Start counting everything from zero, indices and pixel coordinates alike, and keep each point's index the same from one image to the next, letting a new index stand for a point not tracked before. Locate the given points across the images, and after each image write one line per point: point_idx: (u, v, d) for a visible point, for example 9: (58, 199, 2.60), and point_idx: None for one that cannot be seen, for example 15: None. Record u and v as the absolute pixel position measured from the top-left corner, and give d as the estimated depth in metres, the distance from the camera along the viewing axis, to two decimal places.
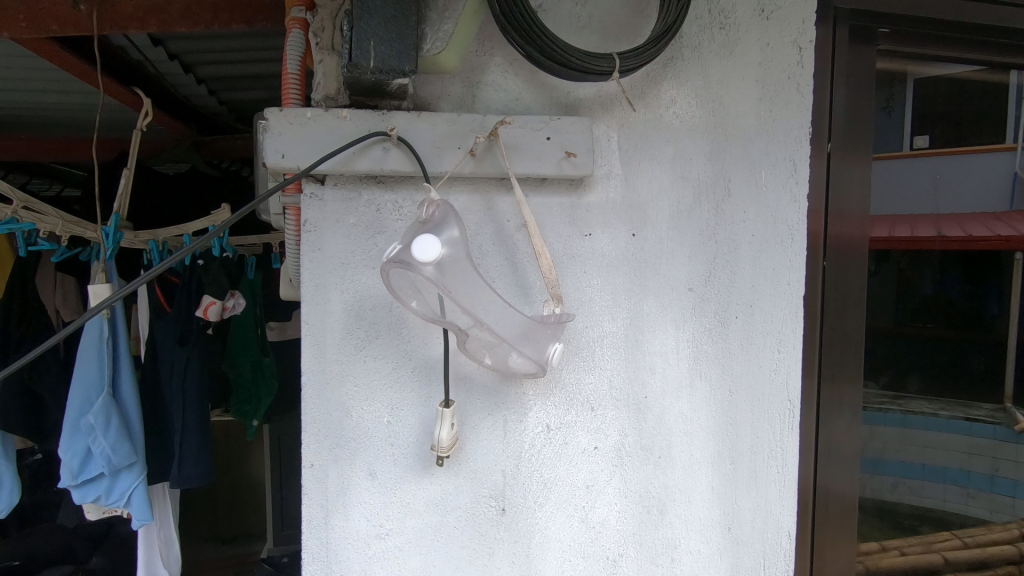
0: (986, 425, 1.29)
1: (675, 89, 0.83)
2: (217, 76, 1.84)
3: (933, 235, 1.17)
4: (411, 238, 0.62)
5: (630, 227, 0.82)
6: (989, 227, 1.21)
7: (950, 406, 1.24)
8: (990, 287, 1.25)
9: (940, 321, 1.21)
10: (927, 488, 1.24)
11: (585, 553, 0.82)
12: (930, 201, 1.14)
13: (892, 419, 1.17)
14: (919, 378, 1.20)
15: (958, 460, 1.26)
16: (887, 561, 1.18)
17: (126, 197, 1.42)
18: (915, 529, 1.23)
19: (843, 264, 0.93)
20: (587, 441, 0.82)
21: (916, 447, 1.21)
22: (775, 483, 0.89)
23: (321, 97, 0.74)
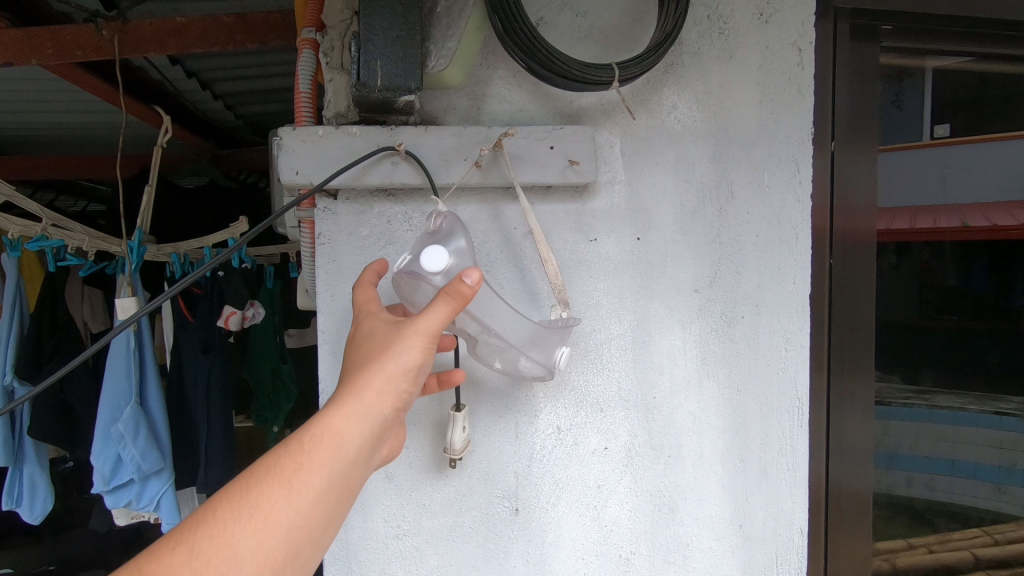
0: (1016, 419, 1.28)
1: (676, 95, 0.85)
2: (234, 91, 1.89)
3: (957, 227, 1.17)
4: (421, 248, 0.64)
5: (634, 231, 0.83)
6: (1014, 216, 1.21)
7: (978, 401, 1.24)
8: (1013, 278, 1.24)
9: (964, 313, 1.21)
10: (953, 484, 1.24)
11: (597, 551, 0.84)
12: (948, 192, 1.14)
13: (918, 414, 1.17)
14: (942, 372, 1.20)
15: (987, 455, 1.26)
16: (914, 559, 1.19)
17: (148, 212, 1.47)
18: (945, 527, 1.24)
19: (851, 259, 0.94)
20: (598, 442, 0.83)
21: (942, 442, 1.21)
22: (786, 479, 0.90)
23: (332, 114, 0.77)
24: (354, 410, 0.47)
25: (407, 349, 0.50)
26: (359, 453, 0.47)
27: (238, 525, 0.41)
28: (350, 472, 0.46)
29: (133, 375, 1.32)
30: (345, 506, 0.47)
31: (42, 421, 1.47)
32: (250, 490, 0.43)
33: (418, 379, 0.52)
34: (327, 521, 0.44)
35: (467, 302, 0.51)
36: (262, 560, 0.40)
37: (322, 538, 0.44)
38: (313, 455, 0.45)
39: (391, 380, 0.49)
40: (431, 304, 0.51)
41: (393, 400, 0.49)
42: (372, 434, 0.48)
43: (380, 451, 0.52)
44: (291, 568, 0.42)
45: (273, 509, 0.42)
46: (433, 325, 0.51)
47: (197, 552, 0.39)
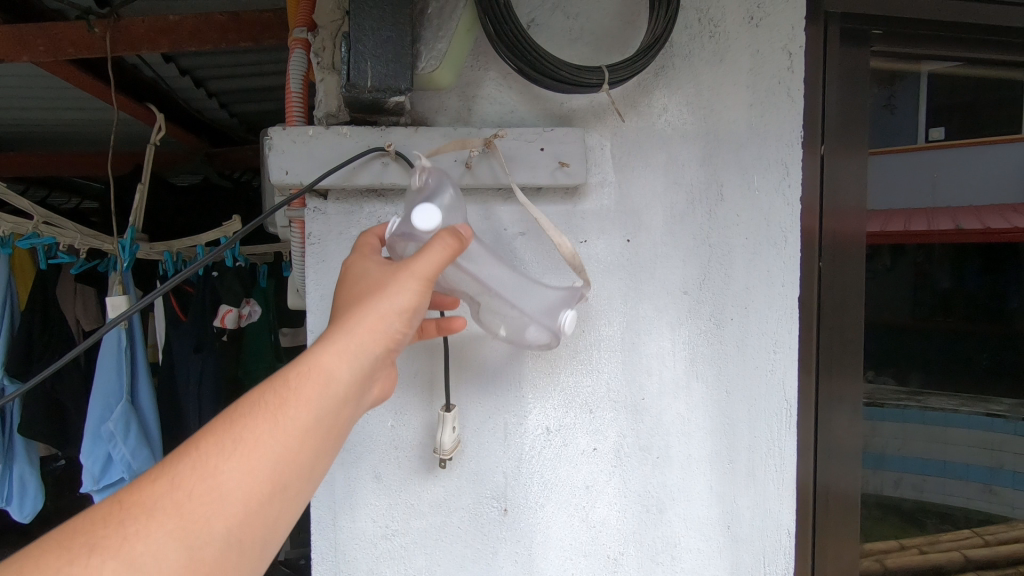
0: (1008, 421, 1.30)
1: (666, 97, 0.85)
2: (228, 90, 1.89)
3: (952, 228, 1.18)
4: (409, 208, 0.59)
5: (624, 233, 0.84)
6: (1007, 219, 1.22)
7: (971, 402, 1.25)
8: (1003, 278, 1.27)
9: (957, 314, 1.22)
10: (944, 485, 1.25)
11: (585, 552, 0.85)
12: (940, 195, 1.15)
13: (912, 415, 1.18)
14: (935, 374, 1.21)
15: (979, 456, 1.27)
16: (907, 560, 1.20)
17: (140, 210, 1.46)
18: (939, 528, 1.25)
19: (841, 261, 0.95)
20: (586, 443, 0.84)
21: (934, 444, 1.22)
22: (774, 480, 0.90)
23: (323, 114, 0.77)
24: (345, 347, 0.46)
25: (401, 288, 0.49)
26: (349, 390, 0.45)
27: (223, 456, 0.40)
28: (340, 409, 0.45)
29: (124, 373, 1.31)
30: (335, 444, 0.45)
31: (32, 420, 1.46)
32: (235, 424, 0.41)
33: (412, 322, 0.51)
34: (315, 458, 0.43)
35: (461, 249, 0.52)
36: (248, 491, 0.39)
37: (310, 475, 0.43)
38: (301, 390, 0.43)
39: (385, 320, 0.48)
40: (429, 246, 0.50)
41: (386, 340, 0.48)
42: (362, 372, 0.46)
43: (371, 392, 0.51)
44: (278, 502, 0.41)
45: (259, 441, 0.41)
46: (429, 267, 0.50)
47: (180, 482, 0.38)
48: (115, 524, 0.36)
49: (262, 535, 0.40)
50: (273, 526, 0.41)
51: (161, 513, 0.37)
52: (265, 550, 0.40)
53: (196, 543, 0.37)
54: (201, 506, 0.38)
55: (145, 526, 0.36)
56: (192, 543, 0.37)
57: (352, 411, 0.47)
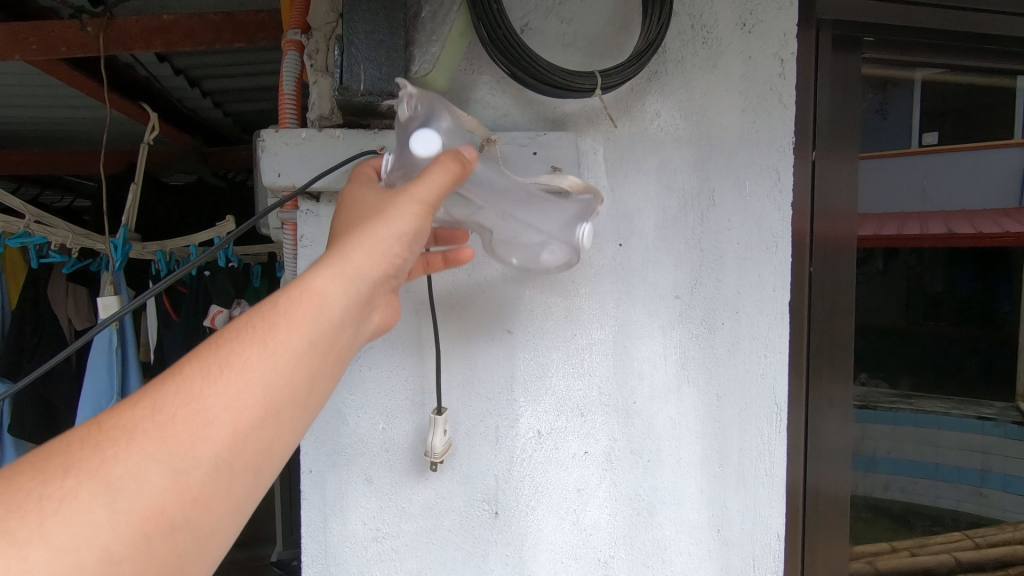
0: (1000, 425, 1.31)
1: (659, 103, 0.86)
2: (223, 89, 1.88)
3: (943, 233, 1.19)
4: (404, 147, 0.54)
5: (616, 237, 0.84)
6: (999, 224, 1.23)
7: (962, 406, 1.27)
8: (995, 283, 1.28)
9: (950, 319, 1.24)
10: (934, 489, 1.25)
11: (576, 554, 0.85)
12: (934, 200, 1.16)
13: (905, 418, 1.19)
14: (928, 376, 1.22)
15: (971, 459, 1.29)
16: (897, 562, 1.21)
17: (133, 210, 1.46)
18: (930, 530, 1.26)
19: (831, 266, 0.95)
20: (578, 446, 0.84)
21: (929, 446, 1.23)
22: (764, 485, 0.90)
23: (317, 116, 0.78)
24: (340, 270, 0.43)
25: (399, 211, 0.46)
26: (344, 316, 0.43)
27: (209, 378, 0.37)
28: (336, 335, 0.42)
29: (115, 374, 1.31)
30: (331, 373, 0.43)
31: (22, 420, 1.45)
32: (222, 348, 0.39)
33: (412, 250, 0.48)
34: (310, 386, 0.41)
35: (466, 172, 0.49)
36: (237, 414, 0.37)
37: (305, 403, 0.41)
38: (293, 314, 0.41)
39: (384, 243, 0.45)
40: (431, 167, 0.47)
41: (384, 265, 0.45)
42: (359, 298, 0.44)
43: (369, 321, 0.49)
44: (269, 429, 0.39)
45: (247, 365, 0.38)
46: (430, 190, 0.47)
47: (164, 404, 0.36)
48: (93, 446, 0.34)
49: (254, 462, 0.38)
50: (266, 454, 0.39)
51: (143, 434, 0.34)
52: (258, 477, 0.38)
53: (182, 466, 0.35)
54: (185, 428, 0.35)
55: (125, 448, 0.34)
56: (177, 466, 0.34)
57: (349, 340, 0.44)
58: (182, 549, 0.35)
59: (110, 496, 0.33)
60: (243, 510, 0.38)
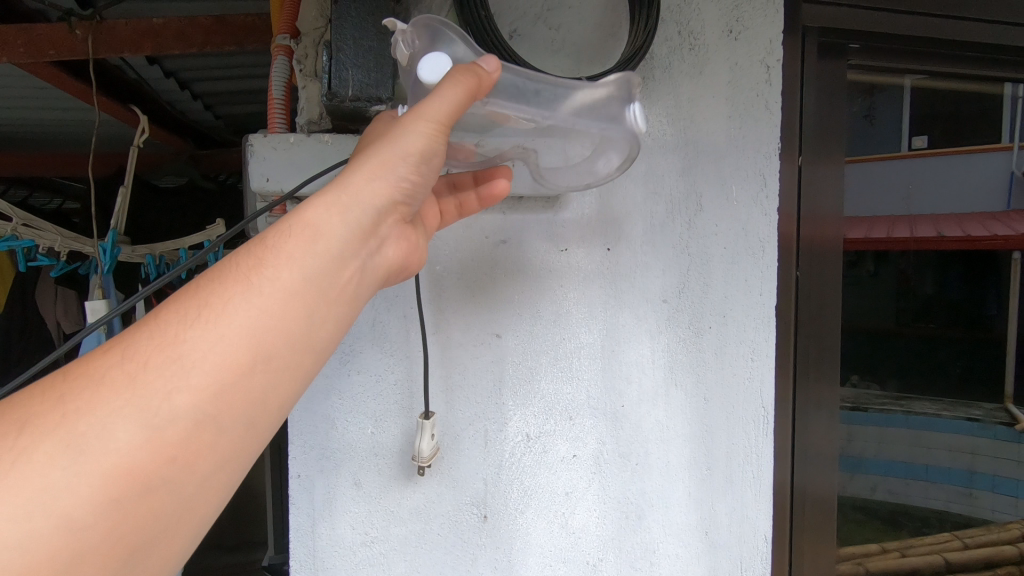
0: (989, 426, 1.33)
1: (646, 109, 0.86)
2: (214, 92, 1.88)
3: (934, 236, 1.20)
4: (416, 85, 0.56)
5: (605, 241, 0.85)
6: (987, 228, 1.24)
7: (951, 406, 1.28)
8: (987, 286, 1.28)
9: (940, 320, 1.25)
10: (922, 491, 1.27)
11: (565, 557, 0.85)
12: (923, 204, 1.18)
13: (896, 419, 1.21)
14: (918, 379, 1.23)
15: (962, 460, 1.29)
16: (888, 562, 1.23)
17: (122, 213, 1.45)
18: (920, 531, 1.28)
19: (817, 271, 0.96)
20: (566, 449, 0.85)
21: (920, 448, 1.25)
22: (751, 488, 0.91)
23: (305, 121, 0.78)
24: (333, 203, 0.45)
25: (406, 137, 0.47)
26: (337, 249, 0.45)
27: (185, 327, 0.38)
28: (326, 273, 0.44)
29: None
30: (322, 320, 0.44)
31: None
32: (206, 291, 0.40)
33: (415, 178, 0.50)
34: (296, 331, 0.42)
35: (482, 86, 0.48)
36: (216, 361, 0.38)
37: (294, 349, 0.42)
38: (274, 259, 0.42)
39: (388, 169, 0.48)
40: (443, 84, 0.47)
41: (380, 196, 0.47)
42: (352, 229, 0.46)
43: (377, 253, 0.50)
44: (259, 372, 0.40)
45: (225, 313, 0.39)
46: (444, 108, 0.47)
47: (137, 356, 0.37)
48: (56, 401, 0.35)
49: (240, 413, 0.39)
50: (251, 403, 0.40)
51: (116, 385, 0.36)
52: (246, 428, 0.40)
53: (155, 422, 0.35)
54: (160, 380, 0.36)
55: (92, 402, 0.35)
56: (149, 422, 0.35)
57: (342, 282, 0.45)
58: (166, 505, 0.36)
59: (75, 453, 0.34)
60: (234, 457, 0.40)
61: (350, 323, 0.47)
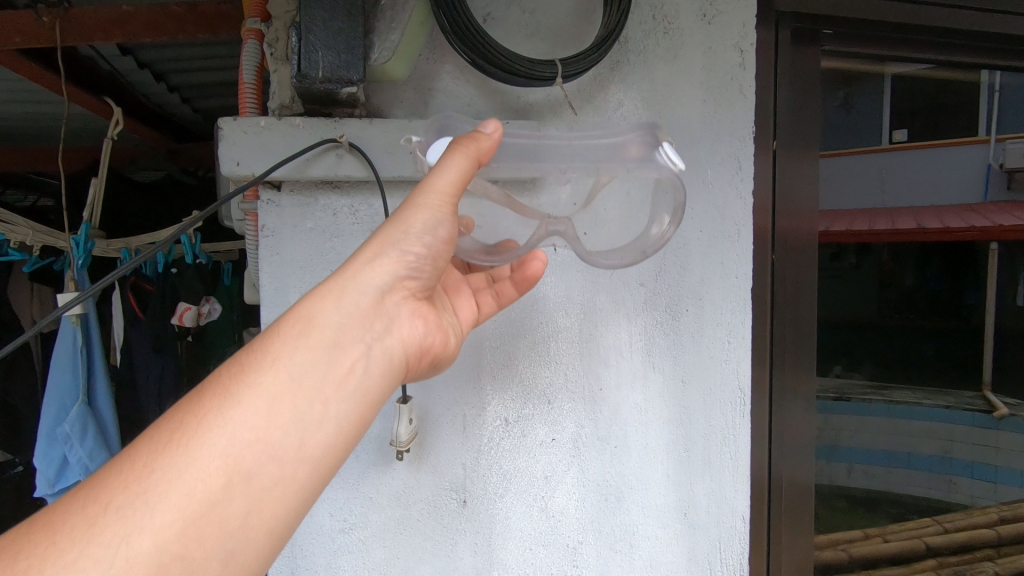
0: (965, 413, 1.32)
1: (622, 93, 0.87)
2: (191, 84, 1.85)
3: (914, 228, 1.21)
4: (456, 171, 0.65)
5: (581, 225, 0.86)
6: (963, 219, 1.24)
7: (932, 395, 1.27)
8: (966, 281, 1.29)
9: (925, 312, 1.25)
10: (903, 478, 1.27)
11: (545, 541, 0.86)
12: (901, 194, 1.19)
13: (878, 409, 1.22)
14: (898, 367, 1.24)
15: (938, 448, 1.29)
16: (871, 549, 1.25)
17: (96, 206, 1.42)
18: (902, 517, 1.29)
19: (796, 262, 0.95)
20: (545, 434, 0.85)
21: (901, 437, 1.25)
22: (729, 469, 0.92)
23: (277, 105, 0.77)
24: (312, 310, 0.50)
25: (400, 221, 0.54)
26: (319, 354, 0.49)
27: (157, 459, 0.43)
28: (308, 380, 0.48)
29: (80, 373, 1.26)
30: (309, 428, 0.47)
31: None
32: (186, 417, 0.45)
33: (412, 264, 0.55)
34: (276, 442, 0.45)
35: (478, 157, 0.56)
36: (186, 491, 0.41)
37: (275, 461, 0.45)
38: (252, 372, 0.47)
39: (382, 252, 0.53)
40: (445, 160, 0.54)
41: (365, 293, 0.52)
42: (337, 330, 0.50)
43: (386, 345, 0.53)
44: (238, 491, 0.43)
45: (203, 437, 0.44)
46: (447, 179, 0.54)
47: (103, 497, 0.41)
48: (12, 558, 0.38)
49: (215, 541, 0.42)
50: (226, 530, 0.42)
51: (76, 531, 0.39)
52: (227, 554, 0.42)
53: (121, 562, 0.39)
54: (128, 521, 0.40)
55: (60, 548, 0.39)
56: (113, 565, 0.38)
57: (331, 381, 0.49)
58: None
59: None
60: None
61: (352, 422, 0.49)
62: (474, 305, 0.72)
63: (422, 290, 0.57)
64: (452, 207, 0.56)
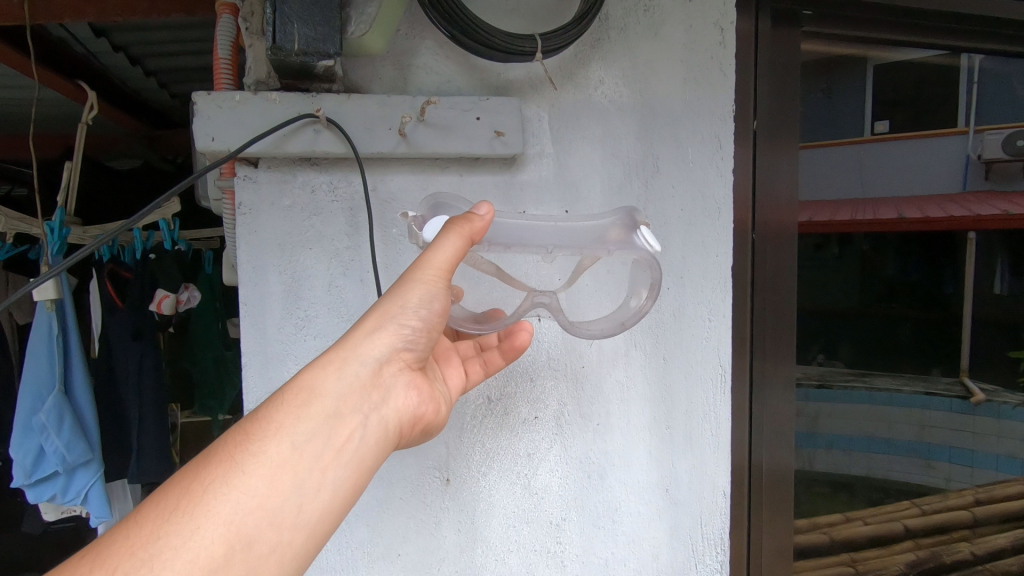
0: (943, 399, 1.31)
1: (603, 70, 0.86)
2: (168, 69, 1.81)
3: (896, 219, 1.21)
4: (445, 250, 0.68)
5: (563, 204, 0.86)
6: (944, 210, 1.24)
7: (911, 382, 1.27)
8: (943, 269, 1.28)
9: (907, 302, 1.26)
10: (884, 463, 1.28)
11: (528, 518, 0.86)
12: (883, 183, 1.18)
13: (858, 395, 1.23)
14: (878, 351, 1.24)
15: (920, 436, 1.30)
16: (850, 532, 1.27)
17: (71, 192, 1.39)
18: (882, 502, 1.30)
19: (772, 251, 0.96)
20: (528, 411, 0.85)
21: (882, 424, 1.26)
22: (710, 445, 0.93)
23: (252, 81, 0.75)
24: (317, 380, 0.52)
25: (398, 296, 0.57)
26: (321, 421, 0.51)
27: (162, 524, 0.43)
28: (310, 447, 0.50)
29: (55, 361, 1.24)
30: (309, 496, 0.49)
31: None
32: (192, 483, 0.46)
33: (409, 336, 0.58)
34: (276, 509, 0.47)
35: (475, 234, 0.59)
36: (190, 559, 0.42)
37: (275, 528, 0.46)
38: (257, 440, 0.49)
39: (381, 325, 0.56)
40: (440, 238, 0.58)
41: (365, 363, 0.55)
42: (338, 399, 0.52)
43: (381, 415, 0.56)
44: (240, 558, 0.44)
45: (209, 501, 0.45)
46: (442, 258, 0.58)
47: (108, 563, 0.41)
48: None
49: None
50: None
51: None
52: None
53: None
54: None
55: None
56: None
57: (331, 448, 0.51)
58: None
59: None
60: None
61: (346, 491, 0.51)
62: (464, 373, 0.73)
63: (416, 360, 0.60)
64: (446, 283, 0.59)
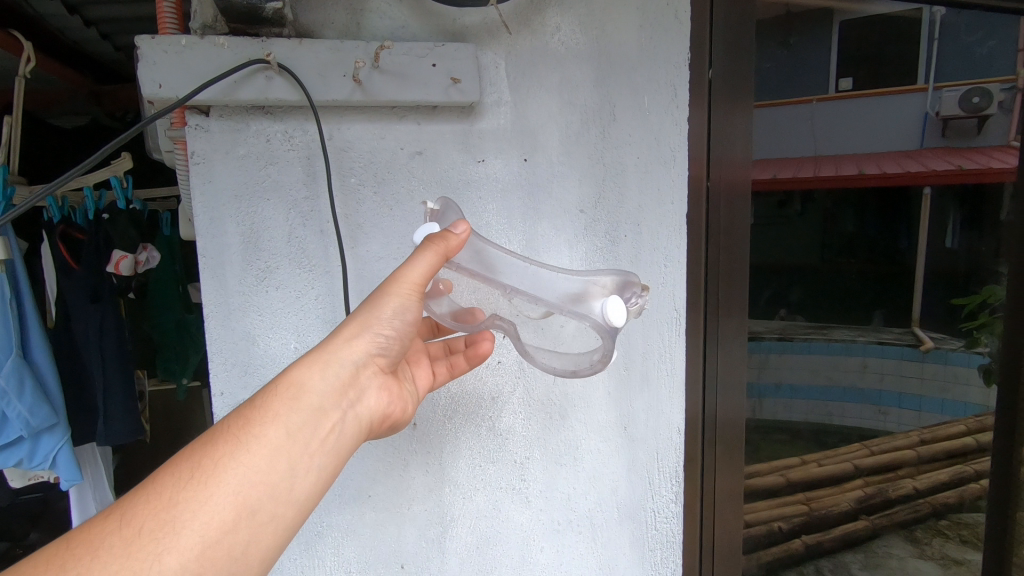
0: (895, 347, 1.44)
1: (559, 16, 0.86)
2: (111, 18, 1.72)
3: (855, 174, 1.26)
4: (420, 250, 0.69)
5: (521, 152, 0.87)
6: (901, 164, 1.29)
7: (865, 333, 1.39)
8: (900, 226, 1.34)
9: (864, 256, 1.32)
10: (834, 406, 1.36)
11: (494, 458, 0.91)
12: (834, 138, 1.23)
13: (818, 347, 1.32)
14: (828, 298, 1.30)
15: (869, 382, 1.40)
16: (805, 473, 1.34)
17: (13, 149, 1.33)
18: (835, 445, 1.38)
19: (731, 207, 0.97)
20: (493, 356, 0.89)
21: (828, 371, 1.34)
22: (666, 384, 0.98)
23: (199, 25, 0.71)
24: (305, 377, 0.54)
25: (374, 307, 0.58)
26: (314, 414, 0.53)
27: (176, 492, 0.45)
28: (303, 435, 0.52)
29: (10, 325, 1.20)
30: (302, 476, 0.51)
31: None
32: (199, 458, 0.47)
33: (386, 340, 0.60)
34: (274, 485, 0.49)
35: (451, 250, 0.61)
36: (204, 522, 0.44)
37: (275, 501, 0.49)
38: (256, 424, 0.50)
39: (363, 330, 0.58)
40: (417, 254, 0.59)
41: (347, 364, 0.57)
42: (325, 396, 0.54)
43: (359, 411, 0.58)
44: (246, 525, 0.47)
45: (217, 470, 0.47)
46: (417, 273, 0.59)
47: (133, 520, 0.43)
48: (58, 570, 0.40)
49: (226, 566, 0.45)
50: (232, 557, 0.45)
51: (112, 551, 0.41)
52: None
53: None
54: (156, 542, 0.42)
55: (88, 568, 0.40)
56: None
57: (320, 435, 0.53)
58: None
59: None
60: None
61: (331, 476, 0.54)
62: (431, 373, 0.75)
63: (390, 362, 0.62)
64: (423, 292, 0.61)
